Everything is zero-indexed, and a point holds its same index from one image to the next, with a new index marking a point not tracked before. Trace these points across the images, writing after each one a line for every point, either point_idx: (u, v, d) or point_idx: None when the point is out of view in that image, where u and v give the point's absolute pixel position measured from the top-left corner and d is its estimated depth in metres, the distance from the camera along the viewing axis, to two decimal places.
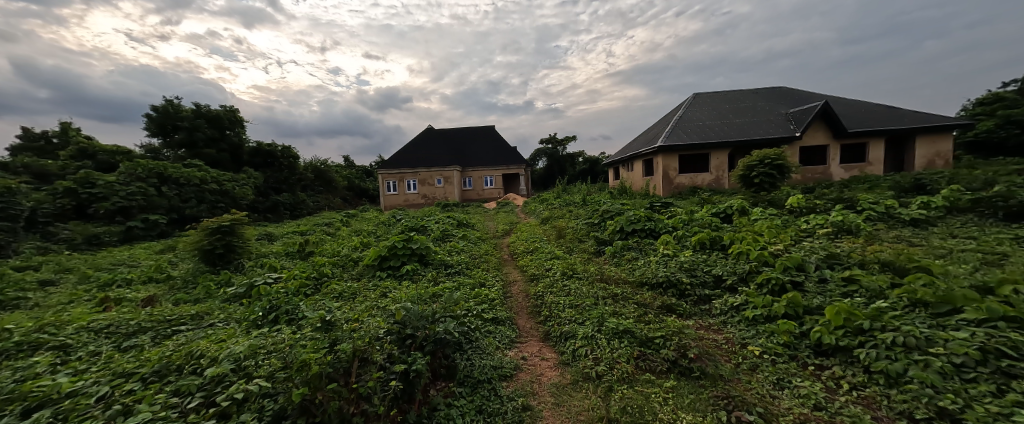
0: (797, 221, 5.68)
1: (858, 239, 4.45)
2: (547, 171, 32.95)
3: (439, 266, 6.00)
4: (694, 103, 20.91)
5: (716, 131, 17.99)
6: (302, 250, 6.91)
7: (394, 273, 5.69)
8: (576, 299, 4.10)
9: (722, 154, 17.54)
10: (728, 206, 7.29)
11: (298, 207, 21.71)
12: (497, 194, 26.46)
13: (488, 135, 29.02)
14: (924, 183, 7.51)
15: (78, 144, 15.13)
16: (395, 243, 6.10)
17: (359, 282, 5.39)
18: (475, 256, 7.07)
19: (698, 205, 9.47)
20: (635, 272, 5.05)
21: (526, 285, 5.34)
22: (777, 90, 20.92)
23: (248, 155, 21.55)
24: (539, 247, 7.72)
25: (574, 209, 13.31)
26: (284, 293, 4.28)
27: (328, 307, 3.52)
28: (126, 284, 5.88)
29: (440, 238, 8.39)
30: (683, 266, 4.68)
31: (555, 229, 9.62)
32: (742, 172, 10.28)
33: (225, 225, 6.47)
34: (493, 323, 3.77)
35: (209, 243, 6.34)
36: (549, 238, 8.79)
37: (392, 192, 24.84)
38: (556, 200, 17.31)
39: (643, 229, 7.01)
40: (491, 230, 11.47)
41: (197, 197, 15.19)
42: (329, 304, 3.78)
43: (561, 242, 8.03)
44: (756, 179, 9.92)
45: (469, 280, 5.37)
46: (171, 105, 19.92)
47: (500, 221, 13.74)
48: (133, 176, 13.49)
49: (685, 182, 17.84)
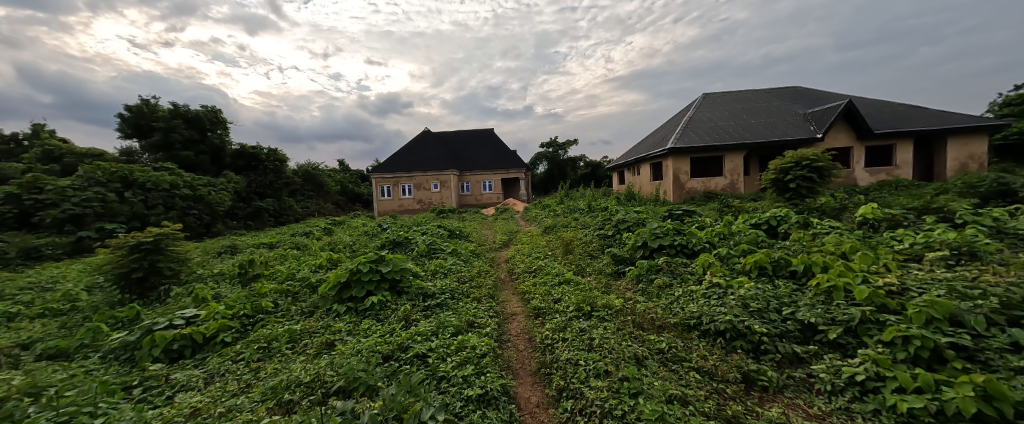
0: (885, 238, 4.32)
1: (1005, 269, 3.12)
2: (548, 176, 31.86)
3: (417, 297, 4.58)
4: (705, 103, 19.76)
5: (729, 133, 16.82)
6: (241, 272, 5.42)
7: (355, 308, 4.29)
8: (606, 362, 2.79)
9: (736, 157, 16.36)
10: (771, 217, 6.07)
11: (283, 213, 20.64)
12: (495, 200, 25.18)
13: (486, 138, 27.81)
14: (1013, 190, 6.13)
15: (42, 147, 14.03)
16: (357, 265, 4.65)
17: (307, 320, 4.04)
18: (465, 279, 5.71)
19: (726, 214, 8.18)
20: (677, 309, 3.77)
21: (530, 324, 4.05)
22: (792, 90, 19.74)
23: (231, 158, 20.36)
24: (544, 266, 6.42)
25: (580, 217, 12.06)
26: (162, 372, 2.94)
27: (208, 417, 2.28)
28: (10, 320, 4.58)
29: (424, 256, 6.96)
30: (747, 304, 3.38)
31: (561, 242, 8.34)
32: (773, 175, 8.90)
33: (146, 242, 5.09)
34: (480, 405, 2.49)
35: (124, 266, 4.95)
36: (554, 252, 7.48)
37: (386, 197, 23.62)
38: (559, 206, 16.01)
39: (672, 245, 5.66)
40: (487, 241, 10.19)
41: (166, 203, 14.01)
42: (211, 401, 2.49)
43: (568, 259, 6.79)
44: (791, 184, 8.51)
45: (453, 318, 4.01)
46: (147, 105, 18.66)
47: (498, 229, 12.46)
48: (92, 179, 12.34)
49: (698, 187, 16.56)
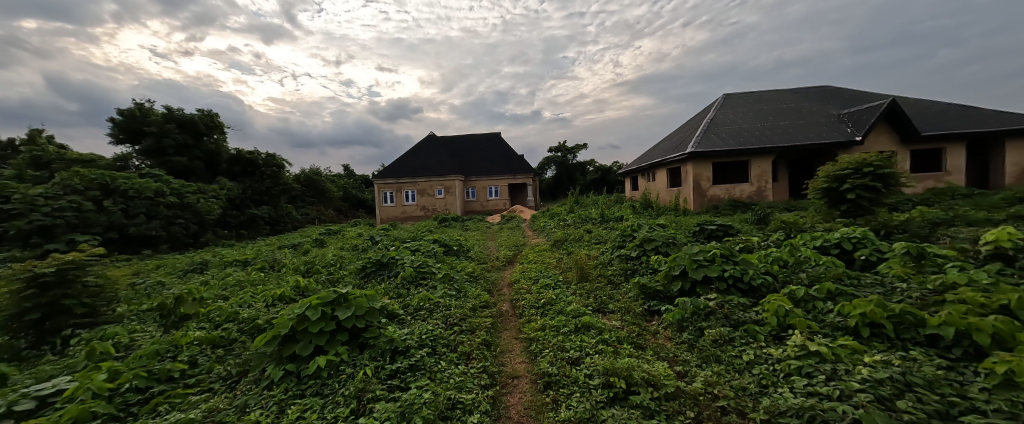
0: None
1: None
2: (557, 181, 30.68)
3: (384, 356, 3.35)
4: (726, 104, 18.40)
5: (756, 135, 15.42)
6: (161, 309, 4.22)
7: (295, 373, 3.10)
8: None
9: (764, 162, 14.95)
10: (844, 237, 4.87)
11: (279, 221, 19.82)
12: (502, 206, 23.97)
13: (493, 143, 26.72)
14: None
15: (30, 152, 13.32)
16: (300, 309, 3.41)
17: (224, 397, 2.87)
18: (455, 318, 4.47)
19: (772, 230, 6.86)
20: (757, 395, 2.52)
21: (539, 408, 2.81)
22: (822, 90, 18.30)
23: (226, 163, 19.56)
24: (555, 298, 5.18)
25: (593, 229, 10.85)
26: None
27: None
28: None
29: (409, 284, 5.73)
30: (889, 401, 2.11)
31: (574, 262, 7.13)
32: (826, 183, 7.51)
33: (46, 274, 3.97)
34: None
35: (15, 306, 3.85)
36: (566, 277, 6.23)
37: (389, 204, 22.67)
38: (569, 215, 14.78)
39: (722, 277, 4.35)
40: (489, 257, 9.00)
41: (149, 212, 13.12)
42: None
43: (584, 288, 5.57)
44: (849, 194, 7.13)
45: (429, 396, 2.78)
46: (140, 109, 17.91)
47: (503, 242, 11.24)
48: (68, 187, 11.37)
49: (721, 195, 15.17)
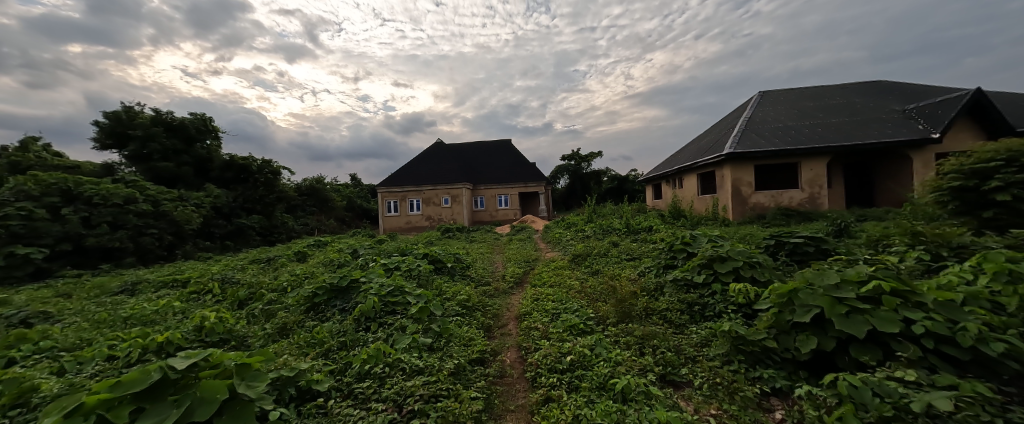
0: None
1: None
2: (570, 190, 28.83)
3: None
4: (764, 102, 16.32)
5: (807, 133, 13.27)
6: None
7: None
8: None
9: (818, 164, 12.75)
10: None
11: (273, 232, 18.48)
12: (513, 216, 22.07)
13: (503, 150, 25.04)
14: None
15: (9, 158, 12.00)
16: None
17: None
18: (418, 399, 2.53)
19: (893, 243, 4.81)
20: None
21: None
22: (875, 84, 16.08)
23: (218, 170, 18.14)
24: (590, 353, 3.19)
25: (621, 241, 8.92)
26: None
27: None
28: None
29: (367, 324, 3.85)
30: None
31: (604, 286, 5.17)
32: (958, 181, 5.42)
33: None
34: None
35: None
36: (598, 311, 4.28)
37: (391, 213, 21.09)
38: (590, 225, 12.85)
39: (906, 333, 2.35)
40: (493, 275, 7.20)
41: (115, 221, 10.93)
42: None
43: (630, 334, 3.57)
44: (998, 196, 5.03)
45: None
46: (127, 111, 16.66)
47: (511, 256, 9.38)
48: (20, 193, 9.70)
49: (766, 202, 13.00)
